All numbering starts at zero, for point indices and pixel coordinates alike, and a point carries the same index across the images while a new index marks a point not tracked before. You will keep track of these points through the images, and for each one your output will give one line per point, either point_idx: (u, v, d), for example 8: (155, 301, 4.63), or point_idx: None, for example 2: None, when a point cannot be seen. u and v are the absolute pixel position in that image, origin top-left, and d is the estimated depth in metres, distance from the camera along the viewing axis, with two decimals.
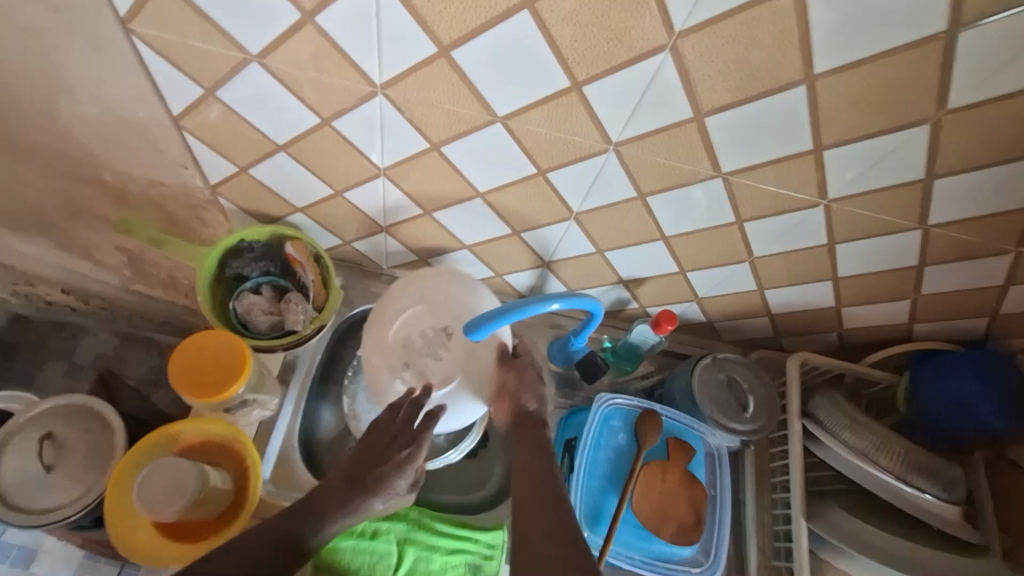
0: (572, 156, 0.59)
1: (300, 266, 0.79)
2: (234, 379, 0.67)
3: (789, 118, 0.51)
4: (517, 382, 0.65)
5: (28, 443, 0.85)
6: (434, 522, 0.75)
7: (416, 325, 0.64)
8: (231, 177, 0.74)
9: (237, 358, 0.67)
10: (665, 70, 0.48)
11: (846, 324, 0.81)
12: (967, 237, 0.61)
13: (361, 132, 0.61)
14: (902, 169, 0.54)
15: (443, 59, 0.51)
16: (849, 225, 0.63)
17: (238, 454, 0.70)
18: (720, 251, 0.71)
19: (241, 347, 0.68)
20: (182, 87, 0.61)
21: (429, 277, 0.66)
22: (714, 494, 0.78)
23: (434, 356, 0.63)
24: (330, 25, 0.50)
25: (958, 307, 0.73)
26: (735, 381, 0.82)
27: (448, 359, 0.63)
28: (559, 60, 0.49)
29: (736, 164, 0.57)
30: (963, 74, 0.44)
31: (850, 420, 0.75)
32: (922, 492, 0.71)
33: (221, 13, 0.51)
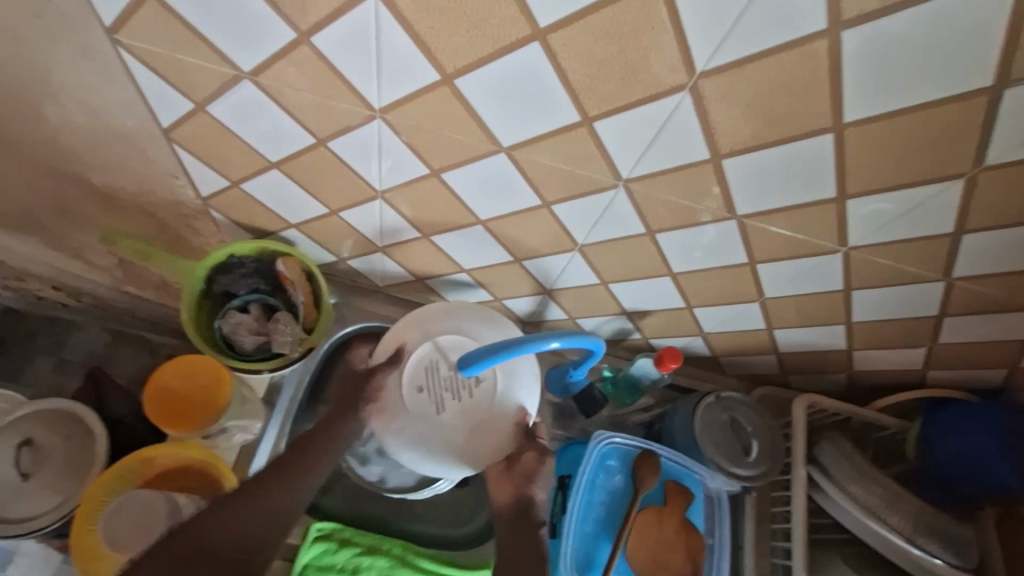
0: (580, 189, 0.56)
1: (291, 285, 0.75)
2: (206, 410, 0.67)
3: (812, 165, 0.47)
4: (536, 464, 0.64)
5: (5, 449, 0.81)
6: (417, 559, 0.72)
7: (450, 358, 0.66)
8: (223, 191, 0.71)
9: (214, 389, 0.67)
10: (682, 110, 0.45)
11: (857, 367, 0.77)
12: (992, 291, 0.58)
13: (358, 153, 0.58)
14: (930, 221, 0.51)
15: (446, 88, 0.48)
16: (868, 273, 0.59)
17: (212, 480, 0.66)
18: (732, 290, 0.67)
19: (219, 380, 0.67)
20: (171, 101, 0.58)
21: (475, 321, 0.68)
22: (713, 542, 0.75)
23: (451, 397, 0.64)
24: (326, 46, 0.47)
25: (977, 358, 0.70)
26: (739, 423, 0.79)
27: (465, 407, 0.64)
28: (569, 93, 0.46)
29: (752, 207, 0.53)
30: (1006, 132, 0.41)
31: (859, 472, 0.72)
32: (933, 556, 0.68)
33: (210, 27, 0.48)
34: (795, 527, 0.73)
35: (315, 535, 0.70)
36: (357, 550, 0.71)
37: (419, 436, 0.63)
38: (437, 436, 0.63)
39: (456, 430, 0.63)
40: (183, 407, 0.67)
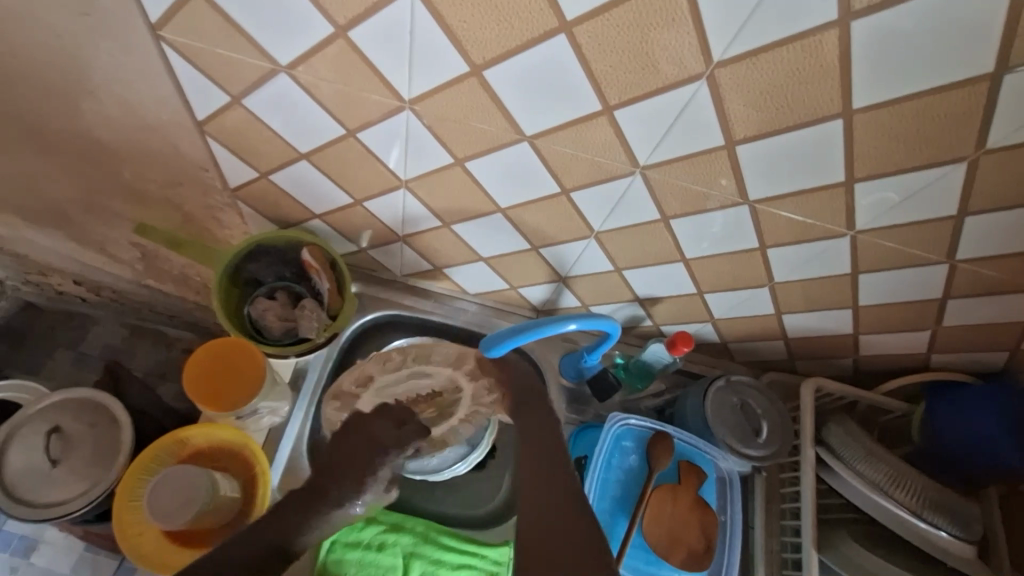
0: (597, 177, 0.59)
1: (316, 273, 0.78)
2: (241, 394, 0.69)
3: (822, 151, 0.50)
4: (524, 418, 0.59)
5: (34, 436, 0.84)
6: (439, 536, 0.75)
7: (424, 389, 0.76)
8: (251, 182, 0.74)
9: (249, 372, 0.69)
10: (699, 99, 0.47)
11: (863, 351, 0.80)
12: (993, 273, 0.61)
13: (385, 145, 0.61)
14: (935, 204, 0.53)
15: (474, 79, 0.50)
16: (873, 256, 0.62)
17: (245, 460, 0.70)
18: (742, 276, 0.70)
19: (253, 362, 0.70)
20: (207, 93, 0.60)
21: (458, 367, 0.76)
22: (725, 520, 0.77)
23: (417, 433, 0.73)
24: (362, 40, 0.49)
25: (980, 341, 0.72)
26: (749, 406, 0.82)
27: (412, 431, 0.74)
28: (592, 83, 0.48)
29: (763, 192, 0.56)
30: (1005, 117, 0.44)
31: (866, 451, 0.75)
32: (938, 529, 0.70)
33: (251, 21, 0.50)
34: (804, 505, 0.76)
35: None
36: (382, 527, 0.74)
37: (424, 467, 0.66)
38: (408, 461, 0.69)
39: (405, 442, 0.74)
40: (218, 391, 0.69)
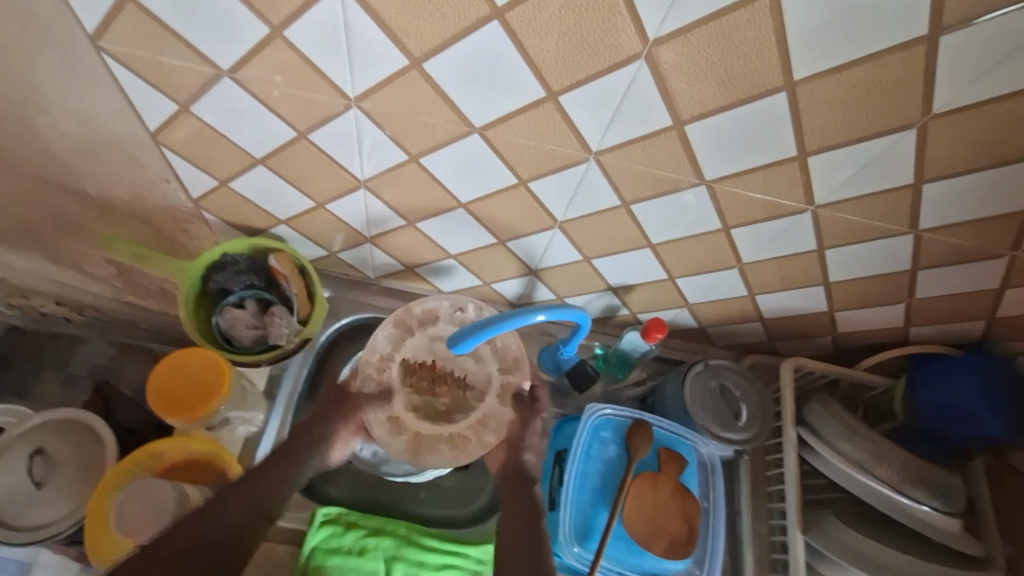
0: (553, 166, 0.58)
1: (284, 279, 0.78)
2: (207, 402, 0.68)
3: (770, 124, 0.49)
4: (517, 432, 0.69)
5: (16, 460, 0.81)
6: (421, 538, 0.74)
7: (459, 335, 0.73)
8: (213, 191, 0.73)
9: (213, 377, 0.68)
10: (641, 78, 0.47)
11: (840, 328, 0.79)
12: (960, 241, 0.60)
13: (339, 145, 0.60)
14: (892, 173, 0.52)
15: (415, 71, 0.50)
16: (838, 230, 0.61)
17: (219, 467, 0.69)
18: (710, 259, 0.69)
19: (216, 366, 0.69)
20: (156, 103, 0.60)
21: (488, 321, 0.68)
22: (708, 506, 0.77)
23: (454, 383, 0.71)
24: (298, 39, 0.49)
25: (954, 311, 0.72)
26: (727, 389, 0.82)
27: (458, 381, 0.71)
28: (532, 68, 0.48)
29: (719, 171, 0.55)
30: (946, 79, 0.43)
31: (847, 429, 0.74)
32: (921, 504, 0.70)
33: (186, 25, 0.50)
34: (788, 488, 0.75)
35: (322, 519, 0.72)
36: (364, 532, 0.73)
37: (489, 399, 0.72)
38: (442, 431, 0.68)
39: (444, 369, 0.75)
40: (182, 402, 0.68)
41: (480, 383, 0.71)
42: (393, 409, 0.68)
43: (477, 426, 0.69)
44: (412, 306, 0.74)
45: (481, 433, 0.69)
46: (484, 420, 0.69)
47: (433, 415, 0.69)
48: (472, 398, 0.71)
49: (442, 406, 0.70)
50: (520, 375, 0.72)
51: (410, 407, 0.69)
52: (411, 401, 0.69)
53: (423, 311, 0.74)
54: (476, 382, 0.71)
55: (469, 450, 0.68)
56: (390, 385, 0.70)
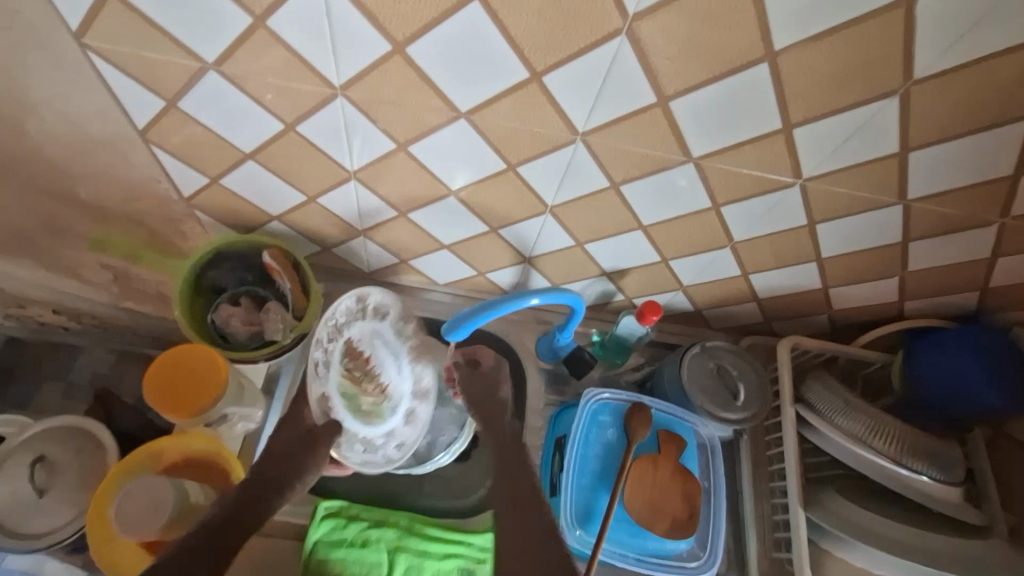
0: (541, 149, 0.59)
1: (278, 275, 0.78)
2: (202, 395, 0.68)
3: (753, 97, 0.49)
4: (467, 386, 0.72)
5: (19, 467, 0.81)
6: (424, 528, 0.74)
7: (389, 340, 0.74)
8: (204, 189, 0.73)
9: (209, 370, 0.68)
10: (623, 55, 0.47)
11: (835, 305, 0.80)
12: (949, 209, 0.60)
13: (327, 136, 0.61)
14: (878, 142, 0.53)
15: (399, 57, 0.50)
16: (828, 204, 0.61)
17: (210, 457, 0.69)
18: (702, 238, 0.69)
19: (214, 359, 0.69)
20: (143, 100, 0.60)
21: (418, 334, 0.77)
22: (709, 486, 0.77)
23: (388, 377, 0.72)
24: (281, 28, 0.49)
25: (947, 282, 0.72)
26: (725, 369, 0.82)
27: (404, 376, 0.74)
28: (515, 49, 0.48)
29: (707, 148, 0.56)
30: (926, 42, 0.44)
31: (845, 404, 0.74)
32: (920, 475, 0.70)
33: (170, 19, 0.50)
34: (789, 465, 0.75)
35: (323, 513, 0.72)
36: (365, 524, 0.73)
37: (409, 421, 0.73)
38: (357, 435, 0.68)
39: (389, 376, 0.73)
40: (176, 396, 0.68)
41: (396, 394, 0.73)
42: (323, 388, 0.67)
43: (386, 438, 0.70)
44: (368, 297, 0.73)
45: (388, 446, 0.70)
46: (391, 436, 0.71)
47: (357, 406, 0.69)
48: (387, 407, 0.72)
49: (366, 402, 0.70)
50: (429, 407, 0.74)
51: (340, 391, 0.68)
52: (343, 385, 0.68)
53: (377, 302, 0.73)
54: (393, 394, 0.72)
55: (379, 458, 0.69)
56: (331, 360, 0.68)
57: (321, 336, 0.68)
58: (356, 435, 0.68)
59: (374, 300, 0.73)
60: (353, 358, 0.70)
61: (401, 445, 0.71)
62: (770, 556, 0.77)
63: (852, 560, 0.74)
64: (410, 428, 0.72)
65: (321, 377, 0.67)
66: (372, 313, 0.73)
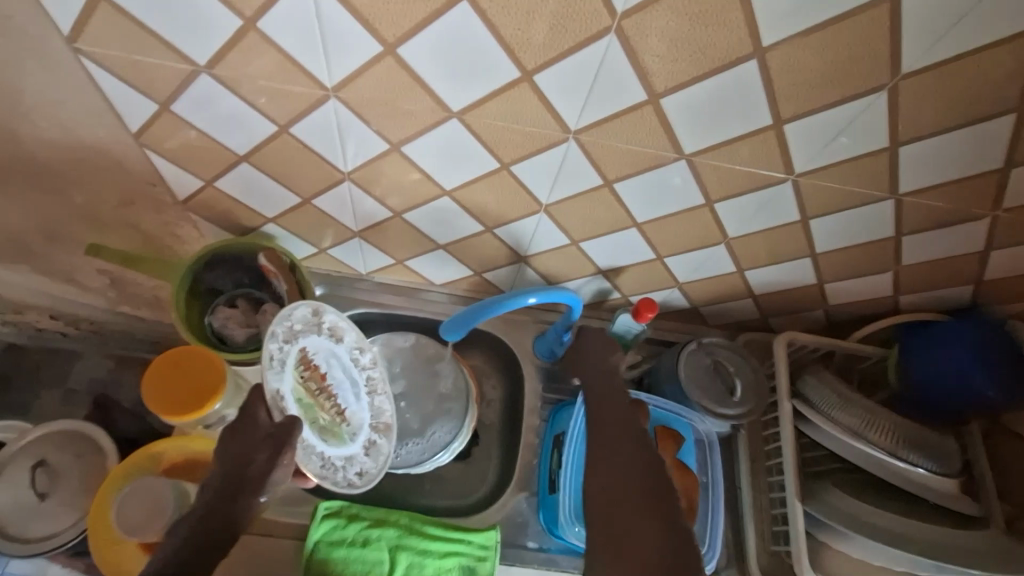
0: (533, 148, 0.59)
1: (274, 277, 0.78)
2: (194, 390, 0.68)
3: (744, 93, 0.50)
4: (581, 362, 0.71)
5: (20, 472, 0.80)
6: (425, 527, 0.74)
7: (346, 368, 0.73)
8: (199, 192, 0.73)
9: (202, 364, 0.69)
10: (612, 54, 0.48)
11: (831, 300, 0.80)
12: (941, 204, 0.61)
13: (321, 138, 0.61)
14: (868, 136, 0.53)
15: (391, 58, 0.50)
16: (820, 199, 0.62)
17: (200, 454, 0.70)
18: (697, 234, 0.69)
19: (205, 353, 0.69)
20: (136, 103, 0.60)
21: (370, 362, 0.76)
22: (707, 481, 0.77)
23: (340, 403, 0.72)
24: (272, 30, 0.49)
25: (941, 276, 0.72)
26: (722, 365, 0.82)
27: (363, 406, 0.74)
28: (505, 49, 0.48)
29: (699, 144, 0.56)
30: (912, 37, 0.44)
31: (840, 398, 0.75)
32: (916, 466, 0.71)
33: (161, 23, 0.50)
34: (786, 460, 0.76)
35: (323, 513, 0.72)
36: (366, 523, 0.73)
37: (364, 451, 0.72)
38: (314, 450, 0.67)
39: (349, 403, 0.73)
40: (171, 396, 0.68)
41: (355, 421, 0.73)
42: (280, 386, 0.63)
43: (346, 462, 0.70)
44: (324, 315, 0.71)
45: (348, 470, 0.70)
46: (350, 461, 0.71)
47: (314, 420, 0.67)
48: (343, 432, 0.71)
49: (322, 417, 0.69)
50: (389, 440, 0.74)
51: (296, 397, 0.65)
52: (299, 392, 0.66)
53: (334, 323, 0.72)
54: (352, 420, 0.72)
55: (337, 476, 0.69)
56: (286, 366, 0.65)
57: (275, 335, 0.64)
58: (315, 447, 0.67)
59: (329, 319, 0.71)
60: (312, 372, 0.68)
61: (362, 473, 0.71)
62: (769, 549, 0.78)
63: (849, 550, 0.74)
64: (369, 459, 0.72)
65: (277, 374, 0.63)
66: (330, 335, 0.71)
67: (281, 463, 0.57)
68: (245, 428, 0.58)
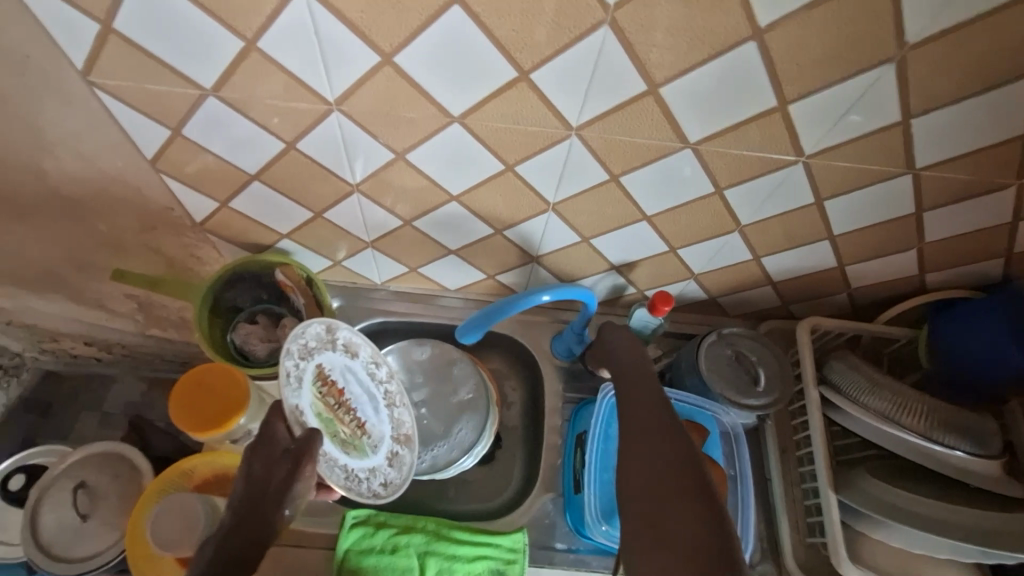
0: (537, 146, 0.59)
1: (292, 292, 0.81)
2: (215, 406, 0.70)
3: (744, 77, 0.49)
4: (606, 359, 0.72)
5: (62, 494, 0.83)
6: (452, 532, 0.75)
7: (364, 382, 0.73)
8: (215, 213, 0.75)
9: (221, 380, 0.71)
10: (608, 47, 0.47)
11: (853, 283, 0.78)
12: (961, 176, 0.59)
13: (327, 152, 0.62)
14: (878, 112, 0.52)
15: (389, 68, 0.51)
16: (834, 179, 0.60)
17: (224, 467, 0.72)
18: (709, 223, 0.68)
19: (222, 369, 0.71)
20: (148, 130, 0.62)
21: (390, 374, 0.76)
22: (735, 474, 0.77)
23: (361, 417, 0.72)
24: (272, 49, 0.51)
25: (968, 251, 0.70)
26: (744, 355, 0.81)
27: (383, 419, 0.74)
28: (501, 50, 0.48)
29: (703, 132, 0.55)
30: (915, 6, 0.43)
31: (870, 382, 0.73)
32: (953, 449, 0.68)
33: (166, 50, 0.52)
34: (816, 449, 0.74)
35: (352, 521, 0.73)
36: (394, 530, 0.74)
37: (387, 463, 0.73)
38: (336, 462, 0.68)
39: (370, 416, 0.73)
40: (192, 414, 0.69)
41: (377, 433, 0.73)
42: (298, 403, 0.64)
43: (370, 474, 0.71)
44: (338, 331, 0.71)
45: (372, 481, 0.71)
46: (375, 472, 0.72)
47: (335, 434, 0.68)
48: (365, 445, 0.72)
49: (343, 431, 0.70)
50: (411, 451, 0.75)
51: (314, 413, 0.66)
52: (317, 408, 0.67)
53: (348, 338, 0.72)
54: (373, 433, 0.73)
55: (361, 487, 0.70)
56: (301, 386, 0.66)
57: (290, 353, 0.65)
58: (338, 459, 0.68)
59: (343, 335, 0.71)
60: (329, 389, 0.69)
61: (386, 484, 0.72)
62: (804, 541, 0.76)
63: (889, 539, 0.71)
64: (393, 470, 0.73)
65: (294, 392, 0.64)
66: (346, 351, 0.72)
67: (300, 476, 0.58)
68: (264, 445, 0.60)
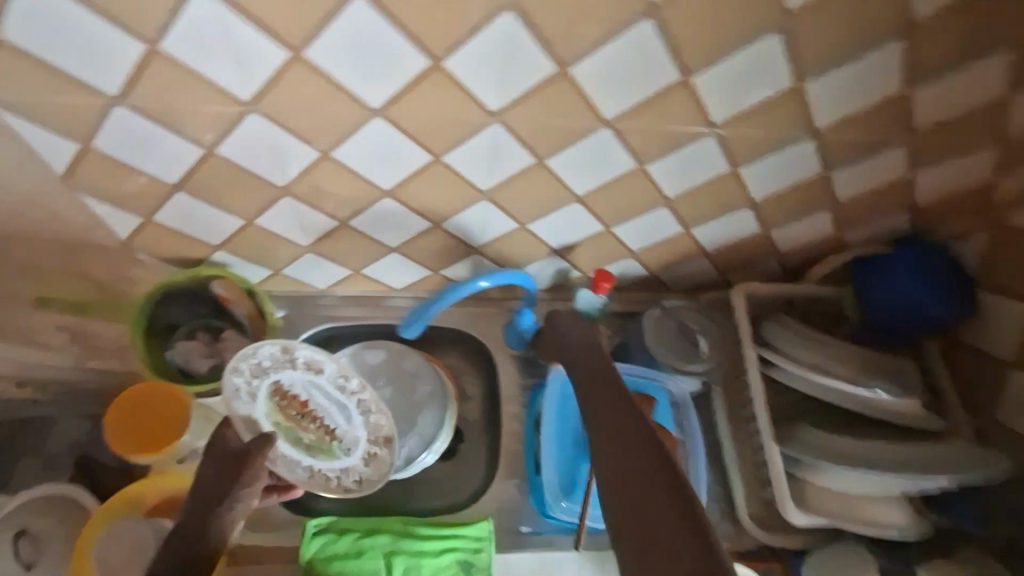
0: (462, 133, 0.61)
1: (232, 304, 0.80)
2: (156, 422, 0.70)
3: (640, 55, 0.55)
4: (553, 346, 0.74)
5: None
6: (417, 528, 0.75)
7: (331, 394, 0.72)
8: (138, 230, 0.72)
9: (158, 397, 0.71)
10: (513, 30, 0.52)
11: (780, 246, 0.81)
12: (848, 134, 0.65)
13: (252, 156, 0.63)
14: (768, 73, 0.58)
15: (302, 63, 0.54)
16: (741, 146, 0.65)
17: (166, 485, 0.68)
18: (636, 199, 0.71)
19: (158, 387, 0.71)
20: (56, 146, 0.60)
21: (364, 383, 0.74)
22: (685, 438, 0.79)
23: (331, 424, 0.72)
24: (176, 50, 0.52)
25: (875, 206, 0.75)
26: (686, 325, 0.84)
27: (358, 425, 0.73)
28: (413, 39, 0.52)
29: (617, 108, 0.59)
30: None
31: (801, 337, 0.77)
32: (878, 392, 0.74)
33: (66, 59, 0.52)
34: (756, 405, 0.77)
35: (314, 530, 0.72)
36: (358, 534, 0.73)
37: (363, 465, 0.72)
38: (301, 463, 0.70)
39: (342, 423, 0.72)
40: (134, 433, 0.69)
41: (350, 437, 0.72)
42: (250, 414, 0.69)
43: (342, 473, 0.71)
44: (295, 350, 0.71)
45: (345, 479, 0.71)
46: (348, 471, 0.71)
47: (298, 440, 0.70)
48: (338, 450, 0.71)
49: (308, 437, 0.71)
50: (390, 451, 0.73)
51: (271, 422, 0.69)
52: (274, 418, 0.69)
53: (308, 355, 0.72)
54: (345, 437, 0.72)
55: (332, 487, 0.70)
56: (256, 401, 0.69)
57: (240, 371, 0.69)
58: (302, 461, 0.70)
59: (302, 354, 0.72)
60: (290, 400, 0.71)
61: (360, 480, 0.71)
62: (759, 497, 0.78)
63: (831, 485, 0.74)
64: (371, 468, 0.72)
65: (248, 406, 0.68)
66: (306, 365, 0.72)
67: (242, 481, 0.59)
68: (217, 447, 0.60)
